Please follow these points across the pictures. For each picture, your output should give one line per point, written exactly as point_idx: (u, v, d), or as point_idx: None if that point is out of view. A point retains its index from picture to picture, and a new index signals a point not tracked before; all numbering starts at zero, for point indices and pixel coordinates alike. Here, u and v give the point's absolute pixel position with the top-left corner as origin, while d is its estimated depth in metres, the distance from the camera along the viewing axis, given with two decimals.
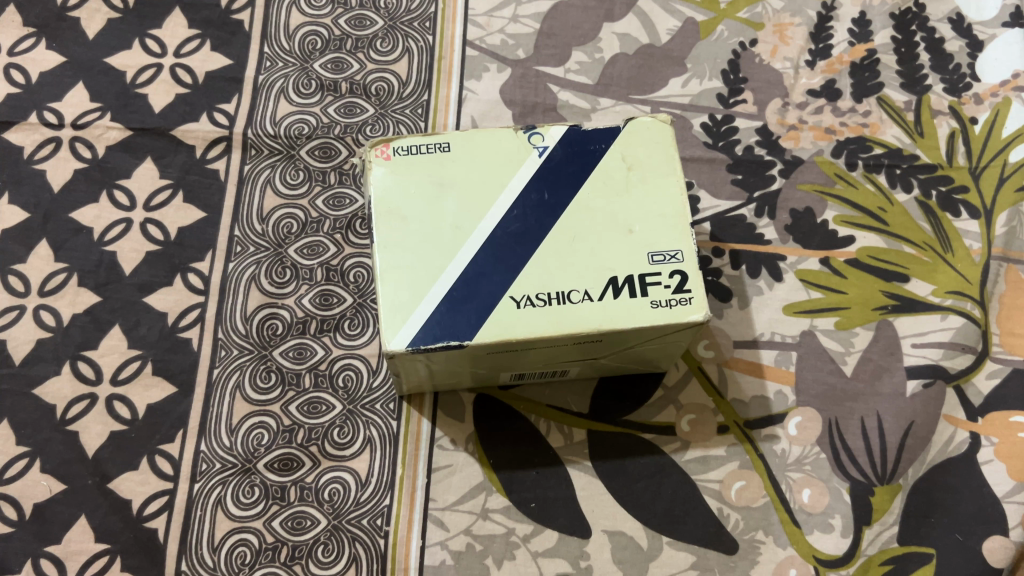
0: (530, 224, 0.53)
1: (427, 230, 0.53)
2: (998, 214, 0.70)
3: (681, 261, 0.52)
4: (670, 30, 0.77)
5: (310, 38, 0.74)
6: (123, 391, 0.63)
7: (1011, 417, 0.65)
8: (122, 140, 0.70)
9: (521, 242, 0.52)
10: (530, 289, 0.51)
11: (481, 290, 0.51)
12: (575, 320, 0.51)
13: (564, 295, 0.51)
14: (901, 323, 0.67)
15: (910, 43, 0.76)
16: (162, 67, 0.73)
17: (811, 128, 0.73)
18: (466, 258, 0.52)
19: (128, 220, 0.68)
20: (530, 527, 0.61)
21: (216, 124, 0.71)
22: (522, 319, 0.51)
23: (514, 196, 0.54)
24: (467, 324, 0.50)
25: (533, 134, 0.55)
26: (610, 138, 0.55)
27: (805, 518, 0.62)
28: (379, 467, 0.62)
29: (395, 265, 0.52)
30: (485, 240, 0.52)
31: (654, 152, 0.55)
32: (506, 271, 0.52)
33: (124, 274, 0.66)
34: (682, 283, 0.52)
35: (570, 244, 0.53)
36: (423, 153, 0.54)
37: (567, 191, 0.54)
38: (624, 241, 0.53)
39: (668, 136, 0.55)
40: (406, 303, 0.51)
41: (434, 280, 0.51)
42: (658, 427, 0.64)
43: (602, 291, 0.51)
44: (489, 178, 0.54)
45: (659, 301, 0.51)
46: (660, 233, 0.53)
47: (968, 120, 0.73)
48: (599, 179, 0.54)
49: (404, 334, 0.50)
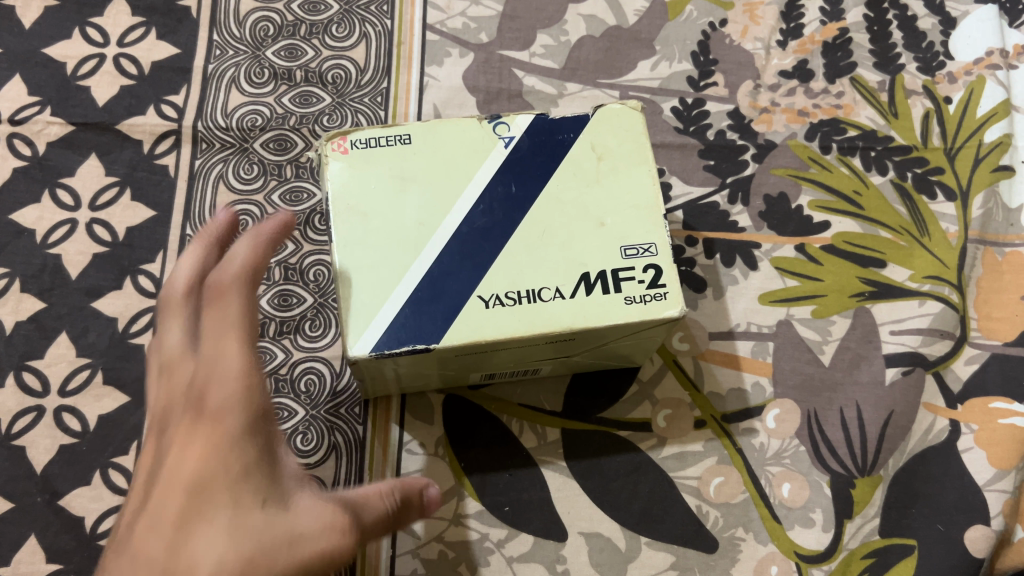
0: (497, 219, 0.50)
1: (390, 227, 0.50)
2: (974, 195, 0.69)
3: (655, 253, 0.50)
4: (637, 11, 0.74)
5: (262, 25, 0.70)
6: (72, 403, 0.60)
7: (991, 403, 0.64)
8: (64, 136, 0.66)
9: (488, 237, 0.50)
10: (499, 288, 0.49)
11: (448, 290, 0.49)
12: (546, 319, 0.48)
13: (534, 292, 0.49)
14: (878, 310, 0.66)
15: (883, 21, 0.74)
16: (104, 58, 0.69)
17: (784, 110, 0.71)
18: (431, 256, 0.49)
19: (73, 220, 0.64)
20: (505, 531, 0.59)
21: (164, 116, 0.67)
22: (490, 320, 0.48)
23: (481, 190, 0.51)
24: (433, 327, 0.48)
25: (499, 124, 0.53)
26: (578, 127, 0.53)
27: (786, 514, 0.61)
28: (344, 475, 0.59)
29: (356, 265, 0.49)
30: (450, 237, 0.50)
31: (624, 140, 0.52)
32: (473, 269, 0.49)
33: (70, 278, 0.63)
34: (657, 277, 0.49)
35: (540, 238, 0.50)
36: (382, 145, 0.51)
37: (535, 183, 0.51)
38: (595, 234, 0.50)
39: (637, 124, 0.53)
40: (368, 305, 0.48)
41: (398, 280, 0.49)
42: (633, 424, 0.62)
43: (574, 288, 0.49)
44: (454, 171, 0.51)
45: (633, 297, 0.49)
46: (633, 225, 0.50)
47: (942, 99, 0.72)
48: (568, 170, 0.52)
49: (367, 338, 0.47)
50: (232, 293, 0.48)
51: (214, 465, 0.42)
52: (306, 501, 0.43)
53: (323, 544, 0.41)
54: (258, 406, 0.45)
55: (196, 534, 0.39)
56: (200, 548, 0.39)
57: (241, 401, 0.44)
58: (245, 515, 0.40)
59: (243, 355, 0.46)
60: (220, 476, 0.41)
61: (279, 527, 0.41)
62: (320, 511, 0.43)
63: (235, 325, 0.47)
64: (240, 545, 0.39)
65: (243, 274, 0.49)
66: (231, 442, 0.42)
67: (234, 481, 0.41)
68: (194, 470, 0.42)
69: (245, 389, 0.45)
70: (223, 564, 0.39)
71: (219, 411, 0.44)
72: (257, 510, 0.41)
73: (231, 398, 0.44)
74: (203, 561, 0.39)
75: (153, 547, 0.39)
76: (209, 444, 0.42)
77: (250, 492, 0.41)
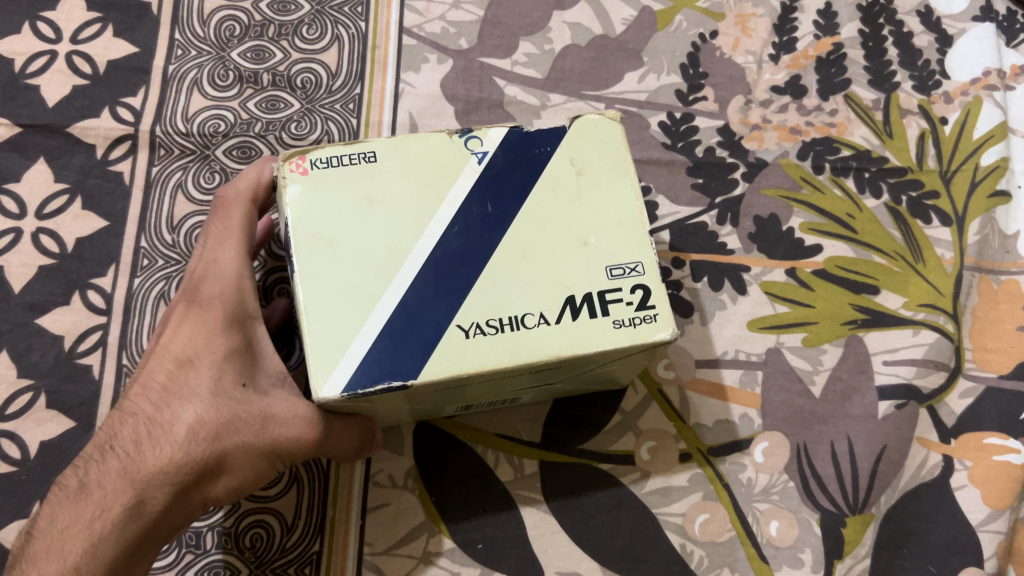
0: (474, 241, 0.45)
1: (356, 255, 0.44)
2: (970, 221, 0.66)
3: (642, 273, 0.45)
4: (625, 21, 0.71)
5: (228, 24, 0.66)
6: (11, 428, 0.55)
7: (985, 439, 0.61)
8: (10, 138, 0.62)
9: (465, 261, 0.44)
10: (479, 315, 0.43)
11: (424, 320, 0.43)
12: (532, 349, 0.43)
13: (518, 319, 0.43)
14: (871, 338, 0.63)
15: (878, 37, 0.71)
16: (56, 55, 0.64)
17: (775, 128, 0.68)
18: (404, 284, 0.44)
19: (17, 229, 0.60)
20: (477, 570, 0.56)
21: (120, 120, 0.63)
22: (472, 352, 0.43)
23: (454, 211, 0.45)
24: (411, 361, 0.43)
25: (471, 138, 0.47)
26: (555, 139, 0.47)
27: (773, 553, 0.58)
28: (306, 508, 0.56)
29: (322, 297, 0.43)
30: (424, 262, 0.44)
31: (606, 154, 0.47)
32: (450, 296, 0.44)
33: (12, 292, 0.58)
34: (646, 298, 0.45)
35: (520, 260, 0.45)
36: (345, 164, 0.46)
37: (513, 202, 0.46)
38: (579, 255, 0.45)
39: (616, 135, 0.48)
40: (337, 341, 0.42)
41: (369, 311, 0.43)
42: (615, 457, 0.59)
43: (560, 312, 0.44)
44: (425, 188, 0.46)
45: (622, 320, 0.44)
46: (618, 243, 0.45)
47: (938, 120, 0.69)
48: (546, 186, 0.46)
49: (339, 376, 0.42)
50: (235, 207, 0.52)
51: (202, 344, 0.47)
52: (282, 396, 0.47)
53: (289, 427, 0.46)
54: (250, 304, 0.49)
55: (183, 398, 0.47)
56: (183, 411, 0.46)
57: (232, 296, 0.49)
58: (225, 389, 0.46)
59: (241, 256, 0.50)
60: (202, 356, 0.47)
61: (252, 407, 0.46)
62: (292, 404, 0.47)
63: (237, 232, 0.51)
64: (217, 411, 0.46)
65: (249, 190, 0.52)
66: (217, 328, 0.47)
67: (212, 362, 0.47)
68: (186, 347, 0.48)
69: (238, 284, 0.49)
70: (199, 426, 0.46)
71: (213, 300, 0.48)
72: (231, 389, 0.46)
73: (224, 288, 0.49)
74: (184, 421, 0.46)
75: (150, 403, 0.47)
76: (199, 327, 0.48)
77: (231, 372, 0.47)
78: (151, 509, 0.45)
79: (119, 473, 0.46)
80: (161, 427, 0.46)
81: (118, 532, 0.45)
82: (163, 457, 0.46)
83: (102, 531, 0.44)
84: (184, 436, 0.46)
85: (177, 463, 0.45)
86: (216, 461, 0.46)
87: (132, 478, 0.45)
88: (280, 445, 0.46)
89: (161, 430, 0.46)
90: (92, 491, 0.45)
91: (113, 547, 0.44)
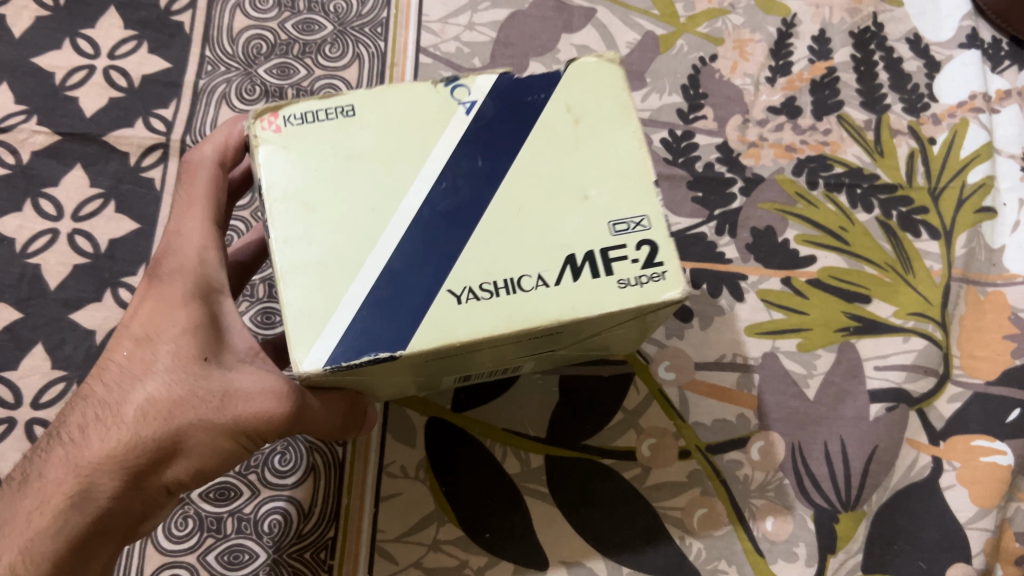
0: (464, 199, 0.40)
1: (336, 217, 0.39)
2: (957, 235, 0.69)
3: (649, 227, 0.40)
4: (630, 44, 0.75)
5: (255, 42, 0.70)
6: (44, 416, 0.59)
7: (973, 441, 0.63)
8: (50, 146, 0.66)
9: (456, 221, 0.39)
10: (473, 278, 0.39)
11: (413, 285, 0.39)
12: (530, 315, 0.38)
13: (513, 282, 0.39)
14: (864, 345, 0.66)
15: (869, 62, 0.75)
16: (94, 69, 0.68)
17: (771, 145, 0.71)
18: (388, 248, 0.39)
19: (54, 231, 0.63)
20: (485, 558, 0.58)
21: (153, 130, 0.66)
22: (465, 318, 0.38)
23: (442, 165, 0.40)
24: (400, 329, 0.38)
25: (457, 86, 0.42)
26: (549, 86, 0.42)
27: (769, 547, 0.60)
28: (323, 496, 0.59)
29: (299, 265, 0.38)
30: (411, 221, 0.39)
31: (604, 102, 0.42)
32: (439, 260, 0.39)
33: (48, 289, 0.62)
34: (652, 254, 0.40)
35: (513, 219, 0.40)
36: (320, 120, 0.40)
37: (507, 155, 0.41)
38: (580, 213, 0.40)
39: (616, 80, 0.42)
40: (318, 310, 0.38)
41: (351, 279, 0.38)
42: (617, 453, 0.62)
43: (560, 274, 0.39)
44: (407, 143, 0.40)
45: (627, 280, 0.39)
46: (620, 197, 0.40)
47: (926, 140, 0.73)
48: (541, 138, 0.41)
49: (321, 349, 0.37)
50: (201, 173, 0.50)
51: (162, 318, 0.45)
52: (249, 372, 0.45)
53: (255, 402, 0.44)
54: (216, 276, 0.47)
55: (140, 375, 0.44)
56: (141, 388, 0.44)
57: (196, 268, 0.46)
58: (184, 363, 0.44)
59: (207, 227, 0.48)
60: (161, 330, 0.45)
61: (214, 383, 0.44)
62: (259, 381, 0.44)
63: (202, 202, 0.49)
64: (171, 390, 0.44)
65: (217, 155, 0.50)
66: (179, 301, 0.45)
67: (173, 336, 0.44)
68: (146, 322, 0.46)
69: (201, 255, 0.47)
70: (157, 405, 0.44)
71: (174, 272, 0.46)
72: (192, 365, 0.44)
73: (188, 260, 0.47)
74: (141, 399, 0.44)
75: (105, 384, 0.45)
76: (161, 301, 0.46)
77: (193, 346, 0.44)
78: (98, 499, 0.43)
79: (71, 455, 0.44)
80: (116, 406, 0.44)
81: (67, 517, 0.43)
82: (112, 442, 0.43)
83: (44, 523, 0.43)
84: (139, 414, 0.44)
85: (130, 443, 0.43)
86: (175, 441, 0.44)
87: (83, 460, 0.43)
88: (244, 421, 0.44)
89: (116, 410, 0.44)
90: (44, 475, 0.44)
91: (58, 535, 0.42)
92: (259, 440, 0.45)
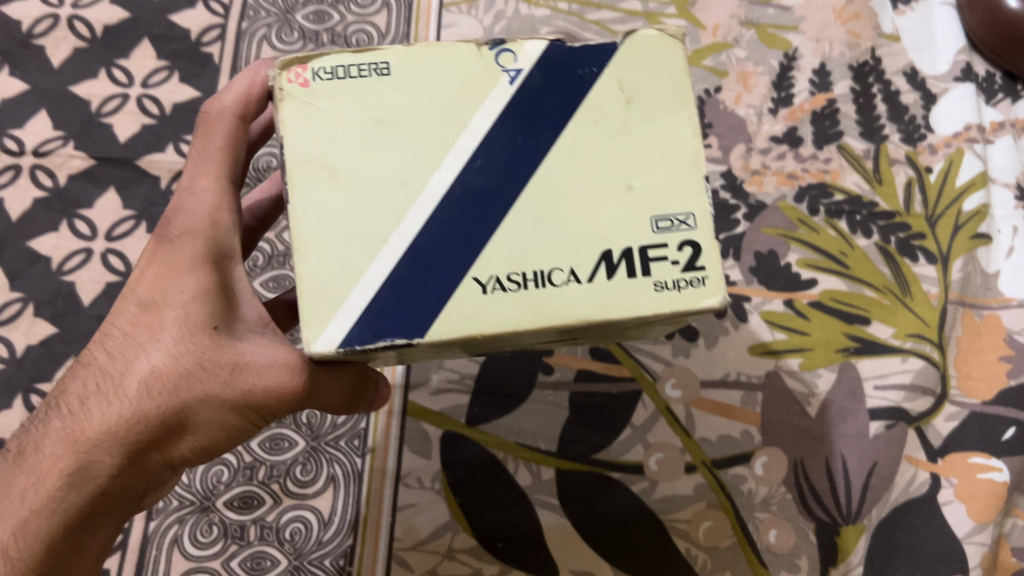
0: (499, 180, 0.38)
1: (361, 187, 0.37)
2: (954, 259, 0.72)
3: (693, 226, 0.38)
4: None
5: None
6: None
7: (970, 458, 0.66)
8: (85, 169, 0.69)
9: (488, 205, 0.38)
10: (501, 268, 0.37)
11: (437, 271, 0.37)
12: (557, 309, 0.37)
13: (544, 275, 0.37)
14: (864, 365, 0.68)
15: (868, 94, 0.78)
16: (128, 97, 0.72)
17: (774, 173, 0.74)
18: (414, 227, 0.37)
19: (89, 250, 0.67)
20: (497, 566, 0.61)
21: (183, 154, 0.70)
22: (488, 310, 0.37)
23: (478, 140, 0.38)
24: (419, 317, 0.37)
25: (503, 51, 0.38)
26: (603, 57, 0.39)
27: (772, 559, 0.63)
28: (342, 506, 0.61)
29: (320, 234, 0.37)
30: (439, 203, 0.37)
31: (662, 80, 0.38)
32: (466, 246, 0.37)
33: (82, 305, 0.65)
34: (694, 257, 0.37)
35: (549, 205, 0.38)
36: (352, 78, 0.38)
37: (550, 133, 0.38)
38: (619, 203, 0.38)
39: (678, 57, 0.39)
40: (337, 286, 0.37)
41: (372, 256, 0.37)
42: (626, 466, 0.64)
43: (594, 269, 0.37)
44: (442, 114, 0.38)
45: (663, 282, 0.37)
46: (666, 187, 0.38)
47: (923, 169, 0.75)
48: (588, 113, 0.38)
49: (336, 326, 0.37)
50: (217, 128, 0.49)
51: (169, 284, 0.45)
52: (259, 344, 0.45)
53: (265, 375, 0.44)
54: (227, 240, 0.47)
55: (146, 343, 0.44)
56: (147, 357, 0.44)
57: (205, 234, 0.46)
58: (192, 333, 0.44)
59: (217, 188, 0.47)
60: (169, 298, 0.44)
61: (224, 355, 0.44)
62: (269, 353, 0.44)
63: (215, 157, 0.48)
64: (177, 363, 0.43)
65: (235, 109, 0.49)
66: (187, 267, 0.45)
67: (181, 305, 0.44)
68: (152, 289, 0.45)
69: (212, 217, 0.46)
70: (164, 375, 0.43)
71: (183, 235, 0.46)
72: (200, 334, 0.44)
73: (196, 224, 0.46)
74: (147, 368, 0.44)
75: (108, 351, 0.45)
76: (168, 266, 0.45)
77: (201, 315, 0.44)
78: (98, 475, 0.43)
79: (75, 425, 0.44)
80: (121, 375, 0.44)
81: (70, 488, 0.43)
82: (114, 415, 0.43)
83: (48, 493, 0.43)
84: (146, 384, 0.43)
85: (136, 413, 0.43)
86: (181, 413, 0.44)
87: (88, 431, 0.43)
88: (252, 396, 0.44)
89: (122, 379, 0.44)
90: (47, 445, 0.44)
91: (61, 507, 0.43)
92: (268, 414, 0.45)
